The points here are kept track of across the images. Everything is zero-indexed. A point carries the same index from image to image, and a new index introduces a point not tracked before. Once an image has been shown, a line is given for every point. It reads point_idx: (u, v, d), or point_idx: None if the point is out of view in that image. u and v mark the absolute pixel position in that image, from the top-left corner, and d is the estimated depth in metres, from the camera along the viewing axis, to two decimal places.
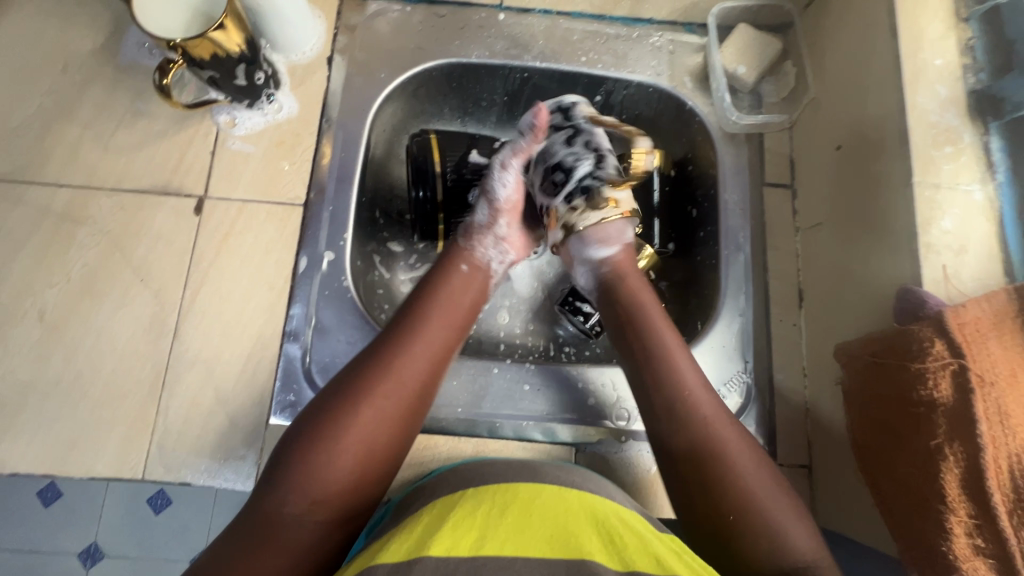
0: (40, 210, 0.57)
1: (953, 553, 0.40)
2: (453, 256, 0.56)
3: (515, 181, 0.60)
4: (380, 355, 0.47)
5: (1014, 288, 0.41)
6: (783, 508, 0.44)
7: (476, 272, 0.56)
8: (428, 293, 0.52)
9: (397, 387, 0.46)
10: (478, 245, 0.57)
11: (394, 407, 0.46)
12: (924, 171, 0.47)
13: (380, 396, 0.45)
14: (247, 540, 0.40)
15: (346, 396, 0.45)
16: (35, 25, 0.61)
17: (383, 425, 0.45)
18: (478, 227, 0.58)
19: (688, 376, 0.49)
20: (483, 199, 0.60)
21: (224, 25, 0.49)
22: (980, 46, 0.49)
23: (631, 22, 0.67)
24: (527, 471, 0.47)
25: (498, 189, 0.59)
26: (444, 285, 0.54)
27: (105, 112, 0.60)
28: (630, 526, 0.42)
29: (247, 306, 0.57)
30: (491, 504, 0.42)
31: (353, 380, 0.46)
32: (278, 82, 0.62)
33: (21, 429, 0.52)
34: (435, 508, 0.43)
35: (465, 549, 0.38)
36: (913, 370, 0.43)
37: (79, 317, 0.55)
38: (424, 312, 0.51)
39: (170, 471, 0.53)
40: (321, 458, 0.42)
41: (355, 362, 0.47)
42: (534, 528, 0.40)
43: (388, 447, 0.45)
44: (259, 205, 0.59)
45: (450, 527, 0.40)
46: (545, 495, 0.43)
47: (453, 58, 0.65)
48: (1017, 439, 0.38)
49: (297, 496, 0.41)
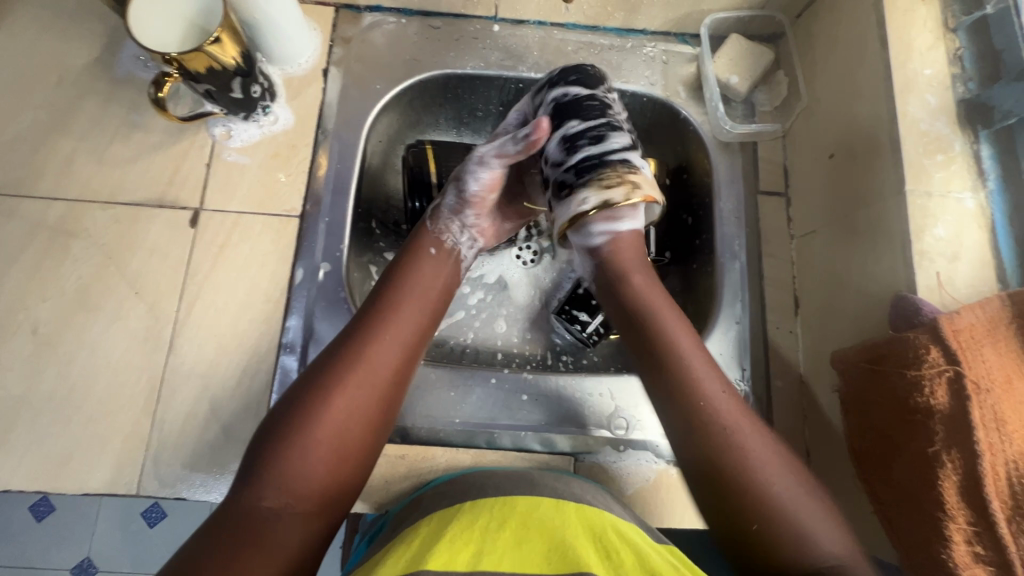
0: (34, 224, 0.57)
1: (953, 561, 0.40)
2: (423, 240, 0.56)
3: (492, 177, 0.57)
4: (350, 343, 0.47)
5: (1006, 294, 0.42)
6: (803, 501, 0.43)
7: (445, 256, 0.56)
8: (401, 277, 0.52)
9: (368, 373, 0.46)
10: (446, 231, 0.57)
11: (365, 395, 0.45)
12: (916, 180, 0.47)
13: (352, 385, 0.45)
14: (231, 541, 0.38)
15: (319, 384, 0.45)
16: (30, 39, 0.61)
17: (356, 413, 0.45)
18: (444, 213, 0.58)
19: (699, 372, 0.48)
20: (453, 186, 0.59)
21: (219, 39, 0.49)
22: (968, 56, 0.50)
23: (625, 33, 0.68)
24: (526, 483, 0.47)
25: (471, 182, 0.57)
26: (415, 273, 0.53)
27: (100, 126, 0.60)
28: (628, 541, 0.41)
29: (243, 319, 0.57)
30: (489, 518, 0.42)
31: (322, 369, 0.46)
32: (274, 94, 0.62)
33: (12, 446, 0.52)
34: (434, 521, 0.43)
35: (463, 564, 0.37)
36: (910, 377, 0.43)
37: (73, 331, 0.55)
38: (394, 298, 0.50)
39: (165, 487, 0.52)
40: (295, 452, 0.42)
41: (325, 354, 0.47)
42: (529, 545, 0.40)
43: (358, 437, 0.45)
44: (255, 217, 0.59)
45: (448, 542, 0.39)
46: (544, 509, 0.43)
47: (448, 69, 0.65)
48: (1013, 445, 0.39)
49: (271, 487, 0.41)
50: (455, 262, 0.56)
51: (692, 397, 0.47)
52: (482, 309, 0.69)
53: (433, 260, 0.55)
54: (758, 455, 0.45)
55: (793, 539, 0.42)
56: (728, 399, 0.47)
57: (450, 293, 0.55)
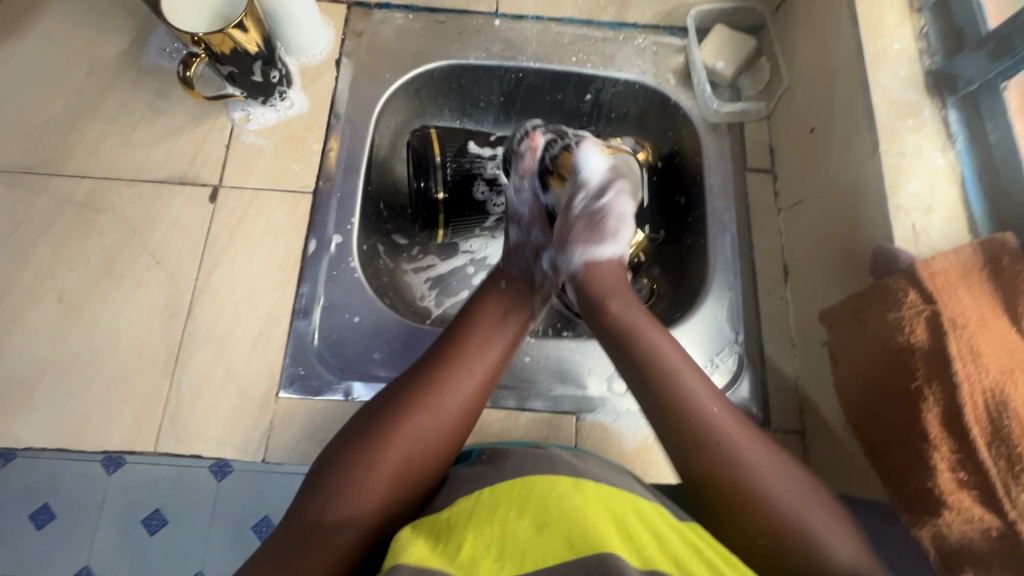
0: (63, 199, 0.60)
1: (939, 488, 0.42)
2: (494, 275, 0.57)
3: (534, 194, 0.62)
4: (425, 372, 0.47)
5: (977, 243, 0.45)
6: (823, 521, 0.40)
7: (518, 287, 0.56)
8: (474, 307, 0.53)
9: (443, 400, 0.46)
10: (519, 265, 0.58)
11: (441, 421, 0.45)
12: (889, 141, 0.51)
13: (423, 408, 0.45)
14: (294, 548, 0.39)
15: (393, 406, 0.45)
16: (64, 32, 0.66)
17: (429, 436, 0.44)
18: (514, 246, 0.60)
19: (694, 385, 0.46)
20: (511, 223, 0.62)
21: (243, 24, 0.54)
22: (933, 32, 0.54)
23: (618, 26, 0.72)
24: (542, 457, 0.44)
25: (520, 205, 0.62)
26: (491, 296, 0.54)
27: (127, 110, 0.64)
28: (645, 520, 0.39)
29: (258, 287, 0.59)
30: (508, 504, 0.39)
31: (400, 392, 0.46)
32: (290, 81, 0.66)
33: (36, 405, 0.54)
34: (453, 511, 0.40)
35: (486, 568, 0.35)
36: (891, 320, 0.46)
37: (97, 297, 0.58)
38: (469, 325, 0.51)
39: (181, 443, 0.54)
40: (362, 467, 0.42)
41: (399, 383, 0.47)
42: (549, 528, 0.37)
43: (430, 462, 0.44)
44: (272, 193, 0.63)
45: (471, 537, 0.37)
46: (563, 489, 0.39)
47: (452, 60, 0.70)
48: (991, 375, 0.41)
49: (338, 501, 0.41)
50: (530, 296, 0.56)
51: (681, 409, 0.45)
52: None
53: (504, 294, 0.55)
54: (744, 452, 0.43)
55: (802, 546, 0.39)
56: (724, 408, 0.46)
57: (519, 332, 0.53)
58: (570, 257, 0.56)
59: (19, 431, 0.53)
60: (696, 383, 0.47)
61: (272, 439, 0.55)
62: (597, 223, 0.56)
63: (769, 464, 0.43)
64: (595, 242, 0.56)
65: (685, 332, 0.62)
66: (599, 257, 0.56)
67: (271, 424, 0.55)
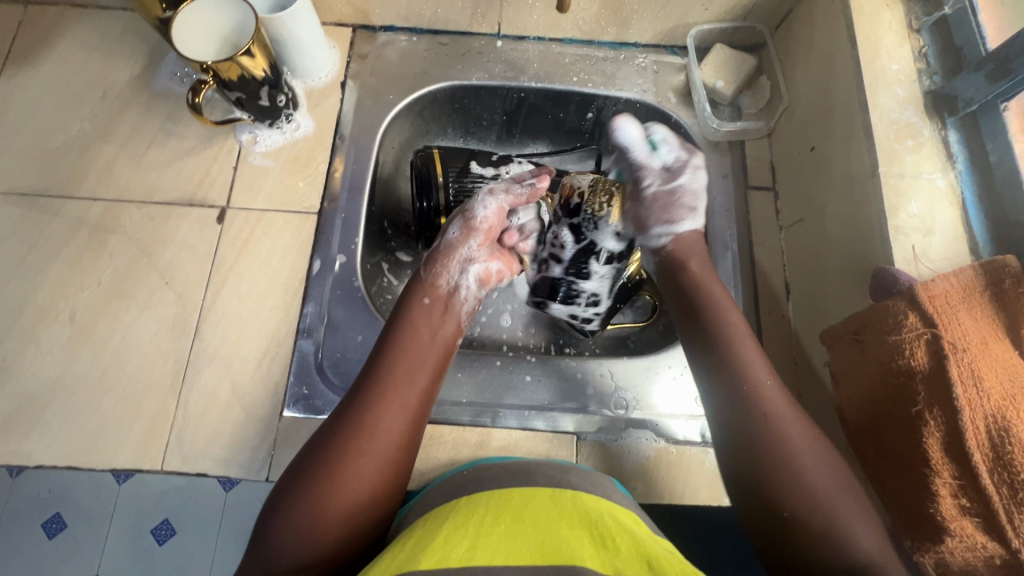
0: (76, 221, 0.62)
1: (941, 514, 0.41)
2: (419, 290, 0.54)
3: (499, 207, 0.58)
4: (353, 404, 0.46)
5: (979, 264, 0.45)
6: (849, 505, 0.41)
7: (443, 302, 0.54)
8: (398, 324, 0.52)
9: (375, 424, 0.45)
10: (446, 274, 0.55)
11: (376, 448, 0.44)
12: (889, 162, 0.51)
13: (357, 437, 0.44)
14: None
15: (329, 438, 0.44)
16: (79, 59, 0.68)
17: (366, 465, 0.43)
18: (447, 248, 0.56)
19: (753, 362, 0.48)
20: (459, 217, 0.57)
21: (250, 51, 0.55)
22: (932, 53, 0.54)
23: (618, 46, 0.73)
24: (522, 477, 0.45)
25: (478, 210, 0.57)
26: (418, 311, 0.53)
27: (138, 133, 0.66)
28: (626, 530, 0.38)
29: (264, 307, 0.60)
30: (483, 513, 0.40)
31: (335, 423, 0.45)
32: (297, 104, 0.68)
33: (47, 423, 0.55)
34: (431, 521, 0.40)
35: (456, 559, 0.34)
36: (891, 342, 0.45)
37: (108, 318, 0.59)
38: (396, 343, 0.50)
39: (187, 462, 0.55)
40: (306, 500, 0.41)
41: (331, 421, 0.46)
42: (523, 535, 0.37)
43: (373, 490, 0.43)
44: (277, 214, 0.64)
45: (441, 540, 0.36)
46: (537, 501, 0.41)
47: (455, 81, 0.71)
48: (991, 400, 0.41)
49: (282, 549, 0.40)
50: (456, 309, 0.55)
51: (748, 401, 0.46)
52: (488, 305, 0.72)
53: (428, 309, 0.53)
54: (799, 444, 0.44)
55: (826, 530, 0.40)
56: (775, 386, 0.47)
57: (448, 342, 0.53)
58: (652, 235, 0.57)
59: (30, 450, 0.55)
60: (754, 360, 0.48)
61: (275, 459, 0.55)
62: (671, 202, 0.57)
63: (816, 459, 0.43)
64: (686, 211, 0.57)
65: None
66: (680, 232, 0.57)
67: (275, 443, 0.56)
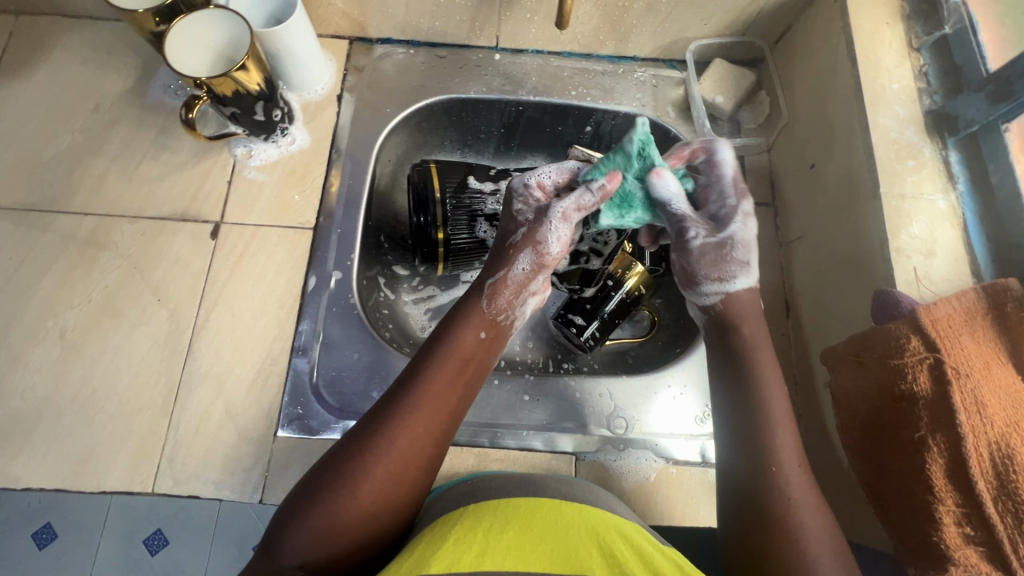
0: (66, 237, 0.61)
1: (945, 543, 0.41)
2: (471, 313, 0.50)
3: (569, 236, 0.53)
4: (386, 426, 0.43)
5: (980, 287, 0.45)
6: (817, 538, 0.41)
7: (494, 337, 0.50)
8: (443, 347, 0.47)
9: (407, 456, 0.42)
10: (506, 307, 0.51)
11: (403, 478, 0.42)
12: (890, 183, 0.51)
13: (388, 463, 0.41)
14: None
15: (355, 456, 0.42)
16: (70, 71, 0.67)
17: (391, 489, 0.41)
18: (514, 283, 0.51)
19: (768, 380, 0.47)
20: (529, 248, 0.52)
21: (245, 66, 0.54)
22: (932, 72, 0.54)
23: (617, 59, 0.73)
24: (528, 485, 0.44)
25: (551, 243, 0.52)
26: (465, 335, 0.48)
27: (130, 147, 0.65)
28: (630, 542, 0.38)
29: (258, 324, 0.59)
30: (492, 518, 0.39)
31: (365, 441, 0.42)
32: (292, 117, 0.67)
33: (35, 444, 0.54)
34: (439, 525, 0.39)
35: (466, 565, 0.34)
36: (893, 366, 0.45)
37: (98, 335, 0.58)
38: (439, 368, 0.46)
39: (179, 484, 0.54)
40: (322, 513, 0.40)
41: (360, 433, 0.43)
42: (533, 545, 0.36)
43: (393, 515, 0.42)
44: (272, 229, 0.63)
45: (453, 542, 0.36)
46: (546, 509, 0.40)
47: (452, 94, 0.71)
48: (995, 428, 0.40)
49: (290, 549, 0.39)
50: (503, 342, 0.51)
51: (760, 421, 0.45)
52: None
53: (480, 343, 0.49)
54: (790, 466, 0.44)
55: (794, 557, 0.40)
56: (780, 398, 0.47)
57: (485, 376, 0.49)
58: (700, 294, 0.52)
59: (16, 472, 0.53)
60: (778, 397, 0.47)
61: (269, 480, 0.54)
62: (718, 252, 0.51)
63: (801, 481, 0.43)
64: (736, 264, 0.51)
65: (686, 368, 0.61)
66: (734, 290, 0.51)
67: (269, 464, 0.55)
